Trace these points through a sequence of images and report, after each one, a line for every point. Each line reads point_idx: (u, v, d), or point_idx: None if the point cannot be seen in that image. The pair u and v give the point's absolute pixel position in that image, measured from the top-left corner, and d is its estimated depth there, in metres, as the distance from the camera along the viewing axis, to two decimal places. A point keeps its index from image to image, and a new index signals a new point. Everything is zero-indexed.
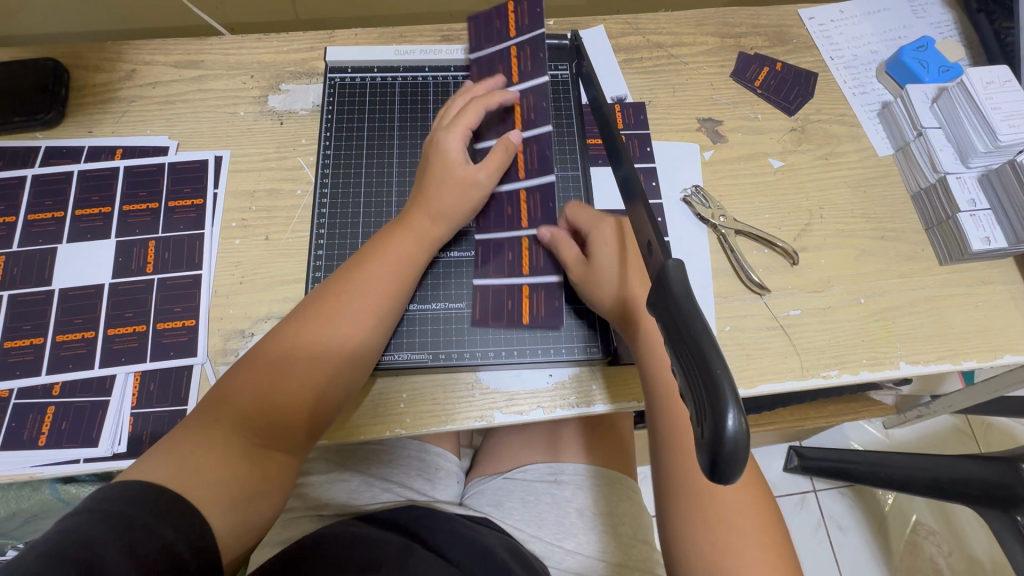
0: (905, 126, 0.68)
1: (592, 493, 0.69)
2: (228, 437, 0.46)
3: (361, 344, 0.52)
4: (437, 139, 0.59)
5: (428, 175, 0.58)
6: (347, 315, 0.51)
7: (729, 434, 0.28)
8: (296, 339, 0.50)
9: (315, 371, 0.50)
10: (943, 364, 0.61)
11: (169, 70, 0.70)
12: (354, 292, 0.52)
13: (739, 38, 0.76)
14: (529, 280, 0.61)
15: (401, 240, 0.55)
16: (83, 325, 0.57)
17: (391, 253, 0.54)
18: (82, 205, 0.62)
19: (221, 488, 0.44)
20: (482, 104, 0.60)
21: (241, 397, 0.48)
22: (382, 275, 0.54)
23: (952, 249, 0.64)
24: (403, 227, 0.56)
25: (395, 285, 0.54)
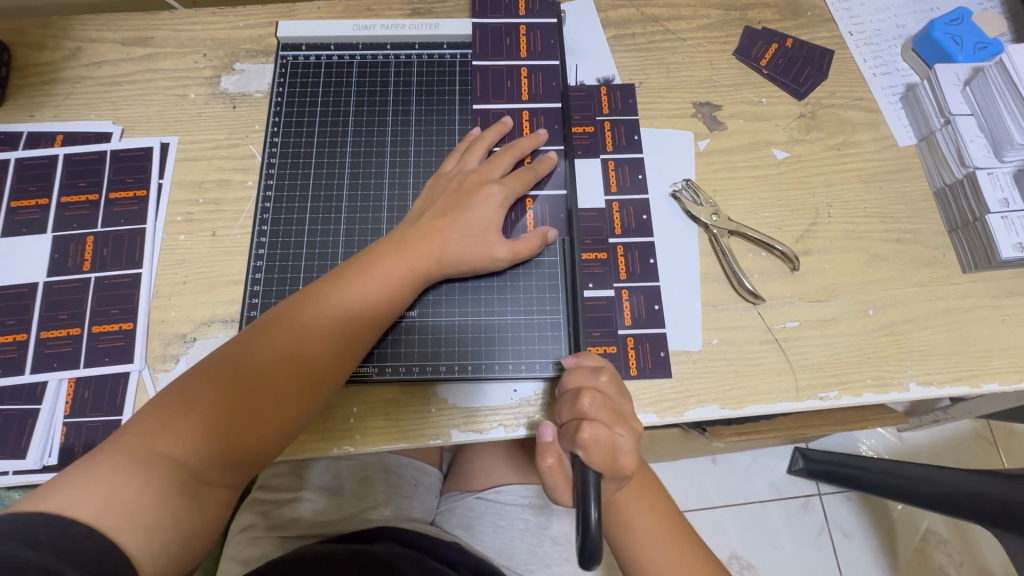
0: (932, 112, 0.60)
1: (569, 519, 0.65)
2: (164, 464, 0.41)
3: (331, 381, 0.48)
4: (484, 187, 0.53)
5: (446, 209, 0.52)
6: (329, 352, 0.47)
7: None
8: (263, 364, 0.46)
9: (271, 407, 0.45)
10: (960, 386, 0.54)
11: (117, 48, 0.65)
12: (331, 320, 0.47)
13: (745, 11, 0.67)
14: (494, 289, 0.55)
15: (391, 262, 0.50)
16: (14, 327, 0.53)
17: (380, 281, 0.49)
18: (18, 195, 0.58)
19: (150, 523, 0.40)
20: (533, 172, 0.55)
21: (189, 422, 0.43)
22: (371, 309, 0.49)
23: (977, 255, 0.56)
24: (395, 248, 0.51)
25: (374, 316, 0.49)
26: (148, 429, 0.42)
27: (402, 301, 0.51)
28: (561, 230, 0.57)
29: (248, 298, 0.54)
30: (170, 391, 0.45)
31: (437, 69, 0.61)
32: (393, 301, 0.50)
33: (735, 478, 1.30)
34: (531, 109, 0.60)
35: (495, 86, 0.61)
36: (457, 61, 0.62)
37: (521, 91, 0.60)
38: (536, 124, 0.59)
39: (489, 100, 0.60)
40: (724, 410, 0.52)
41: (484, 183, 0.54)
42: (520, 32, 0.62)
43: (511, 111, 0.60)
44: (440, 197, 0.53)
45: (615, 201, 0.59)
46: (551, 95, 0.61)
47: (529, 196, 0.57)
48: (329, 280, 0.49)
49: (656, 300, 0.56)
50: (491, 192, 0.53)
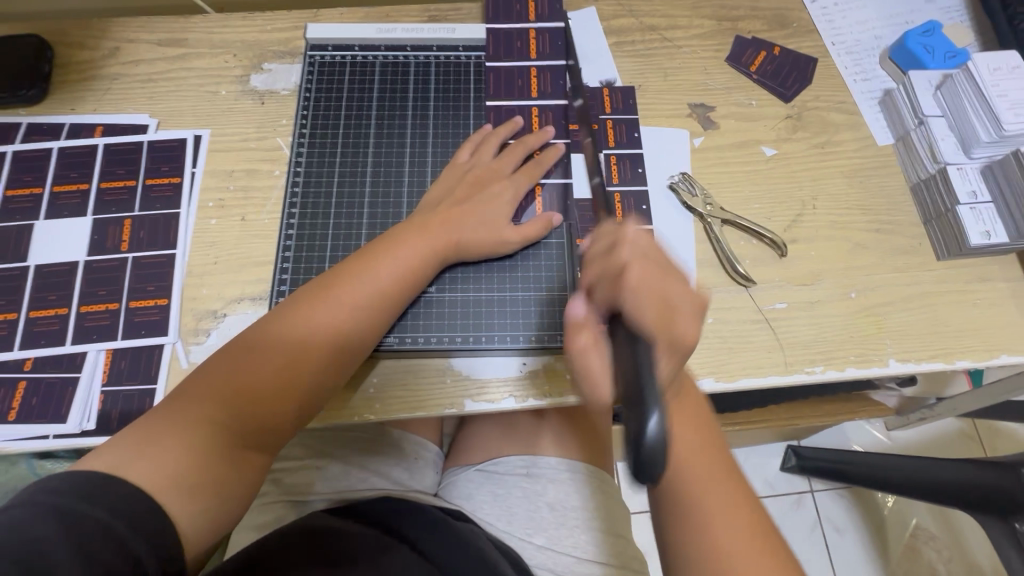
0: (907, 114, 0.65)
1: (566, 486, 0.69)
2: (209, 429, 0.45)
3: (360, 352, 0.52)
4: (498, 180, 0.59)
5: (463, 199, 0.57)
6: (358, 325, 0.51)
7: None
8: (297, 335, 0.49)
9: (307, 374, 0.49)
10: (936, 363, 0.58)
11: (152, 48, 0.69)
12: (361, 295, 0.51)
13: (736, 22, 0.73)
14: (502, 268, 0.59)
15: (415, 244, 0.54)
16: (56, 302, 0.57)
17: (405, 260, 0.53)
18: (60, 181, 0.62)
19: (195, 485, 0.43)
20: (540, 167, 0.61)
21: (231, 388, 0.46)
22: (397, 286, 0.53)
23: (949, 243, 0.61)
24: (417, 231, 0.55)
25: (400, 293, 0.53)
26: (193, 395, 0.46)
27: (424, 280, 0.55)
28: (566, 216, 0.61)
29: (278, 276, 0.58)
30: (210, 362, 0.48)
31: (453, 70, 0.66)
32: (416, 279, 0.54)
33: None
34: (539, 106, 0.65)
35: (507, 83, 0.65)
36: (471, 63, 0.67)
37: (530, 89, 0.65)
38: (545, 120, 0.64)
39: (500, 95, 0.65)
40: (718, 383, 0.57)
41: (497, 176, 0.59)
42: (529, 34, 0.67)
43: (522, 108, 0.65)
44: (457, 188, 0.58)
45: (617, 192, 0.64)
46: (558, 93, 0.65)
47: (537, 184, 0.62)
48: (357, 260, 0.53)
49: None
50: (504, 185, 0.59)
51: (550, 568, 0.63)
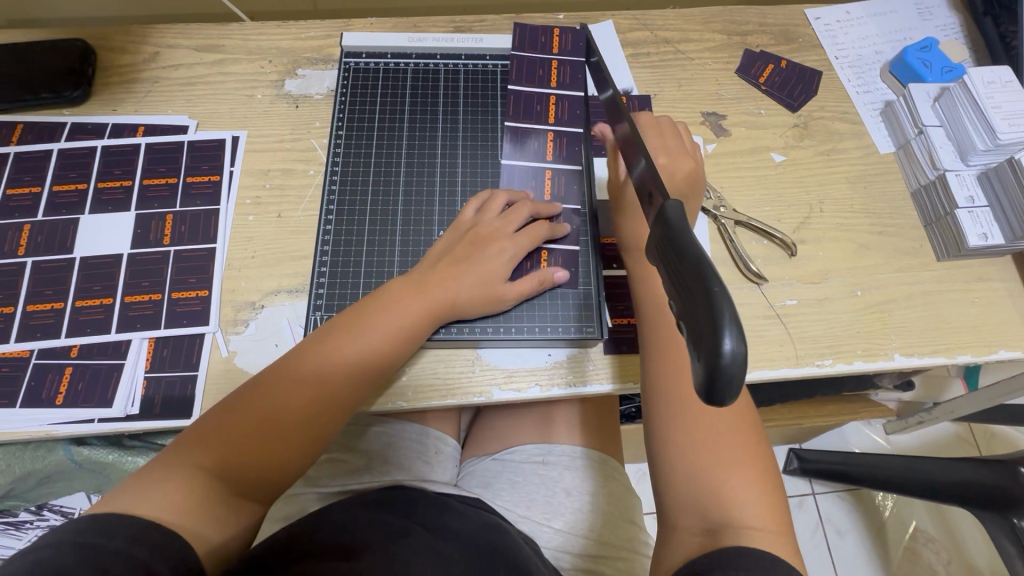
0: (907, 124, 0.69)
1: (579, 474, 0.72)
2: (207, 475, 0.47)
3: (351, 406, 0.53)
4: (497, 239, 0.58)
5: (461, 257, 0.57)
6: (350, 382, 0.52)
7: (725, 355, 0.27)
8: (293, 391, 0.51)
9: (298, 430, 0.51)
10: (937, 358, 0.62)
11: (191, 53, 0.73)
12: (352, 358, 0.52)
13: (745, 36, 0.77)
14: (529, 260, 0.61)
15: (410, 303, 0.55)
16: (101, 292, 0.59)
17: (399, 319, 0.54)
18: (104, 178, 0.64)
19: (196, 522, 0.45)
20: (545, 231, 0.59)
21: (224, 443, 0.48)
22: (389, 345, 0.54)
23: (949, 244, 0.64)
24: (413, 289, 0.55)
25: (391, 353, 0.54)
26: (195, 443, 0.48)
27: (417, 339, 0.55)
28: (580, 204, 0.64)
29: (318, 267, 0.61)
30: (213, 412, 0.50)
31: (482, 77, 0.70)
32: (410, 340, 0.55)
33: None
34: (558, 95, 0.68)
35: (523, 135, 0.66)
36: (498, 70, 0.70)
37: (545, 152, 0.66)
38: (562, 108, 0.68)
39: (523, 83, 0.68)
40: None
41: (497, 235, 0.58)
42: (553, 33, 0.71)
43: (537, 169, 0.65)
44: (457, 244, 0.58)
45: None
46: (575, 121, 0.67)
47: (547, 168, 0.65)
48: (354, 315, 0.54)
49: None
50: (503, 247, 0.58)
51: (565, 550, 0.67)
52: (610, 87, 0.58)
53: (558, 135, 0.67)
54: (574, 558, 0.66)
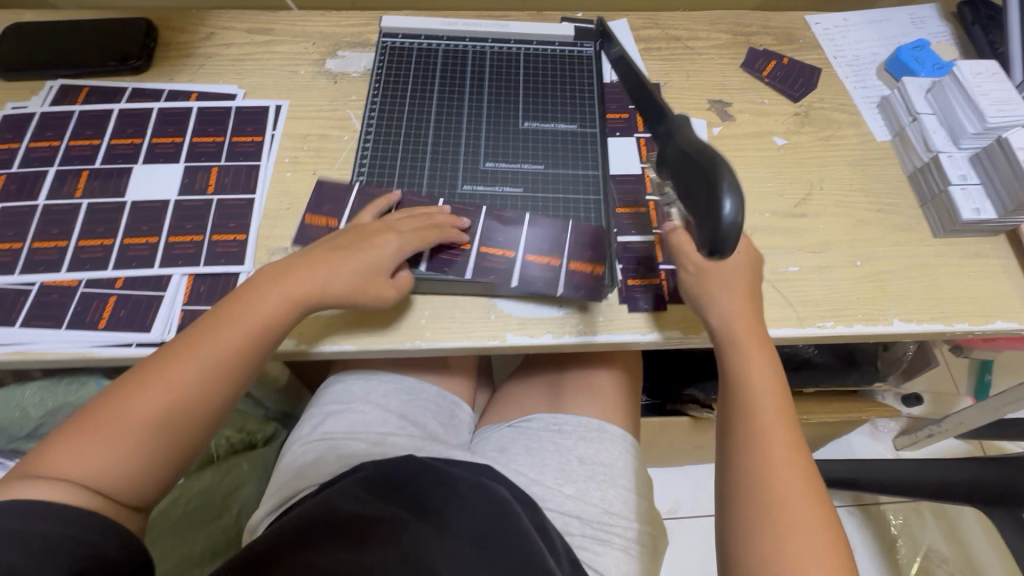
0: (902, 113, 0.74)
1: (594, 443, 0.73)
2: (75, 476, 0.46)
3: (214, 401, 0.52)
4: (381, 233, 0.59)
5: (342, 248, 0.58)
6: (209, 374, 0.52)
7: (729, 215, 0.40)
8: (185, 376, 0.51)
9: (183, 409, 0.51)
10: (937, 324, 0.64)
11: (243, 34, 0.80)
12: (232, 342, 0.53)
13: (750, 37, 0.84)
14: (551, 214, 0.65)
15: (272, 295, 0.55)
16: (148, 232, 0.64)
17: (266, 310, 0.55)
18: (158, 135, 0.70)
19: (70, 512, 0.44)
20: (438, 232, 0.60)
21: (96, 443, 0.48)
22: (257, 335, 0.54)
23: (944, 220, 0.68)
24: (276, 284, 0.56)
25: (266, 339, 0.55)
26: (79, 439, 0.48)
27: (286, 327, 0.56)
28: (597, 168, 0.68)
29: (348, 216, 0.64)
30: (76, 418, 0.49)
31: (506, 58, 0.75)
32: (275, 330, 0.55)
33: None
34: (577, 77, 0.74)
35: (543, 111, 0.71)
36: (521, 53, 0.75)
37: (564, 124, 0.70)
38: (580, 87, 0.73)
39: (543, 67, 0.74)
40: None
41: (383, 230, 0.59)
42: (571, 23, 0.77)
43: (559, 139, 0.70)
44: (338, 242, 0.59)
45: (648, 169, 0.71)
46: (591, 99, 0.72)
47: (568, 136, 0.70)
48: (220, 312, 0.55)
49: None
50: (385, 237, 0.58)
51: (576, 516, 0.68)
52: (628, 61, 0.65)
53: (577, 110, 0.72)
54: (583, 524, 0.67)
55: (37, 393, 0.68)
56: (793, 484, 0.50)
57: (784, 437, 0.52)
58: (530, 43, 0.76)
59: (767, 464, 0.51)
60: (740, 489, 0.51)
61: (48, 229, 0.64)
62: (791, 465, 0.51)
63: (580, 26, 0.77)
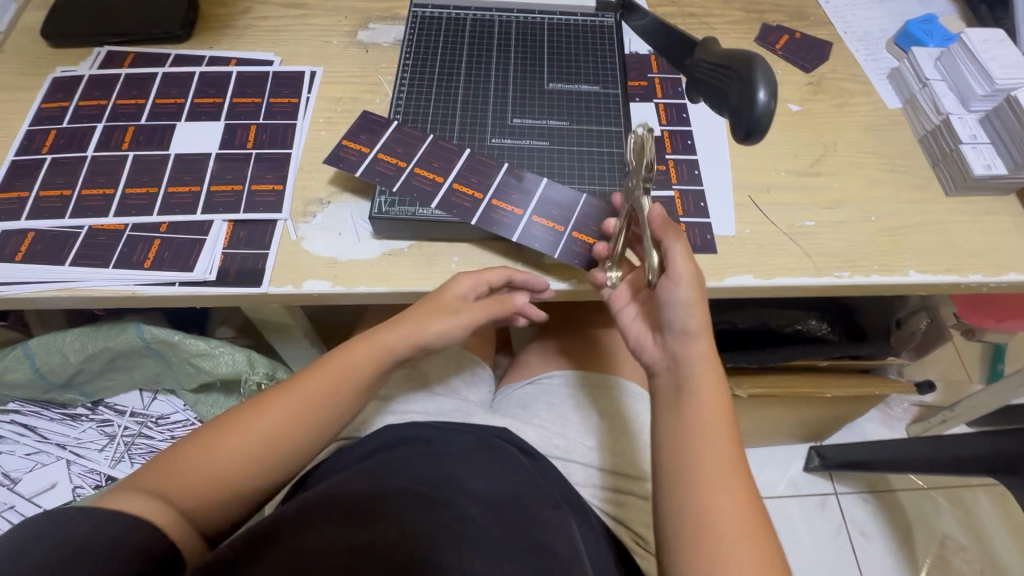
0: (912, 80, 0.77)
1: (615, 399, 0.74)
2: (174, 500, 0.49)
3: (295, 443, 0.55)
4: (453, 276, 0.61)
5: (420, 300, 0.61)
6: (299, 419, 0.55)
7: (761, 103, 0.48)
8: (274, 423, 0.54)
9: (279, 456, 0.54)
10: (951, 276, 0.65)
11: (279, 8, 0.84)
12: (322, 391, 0.57)
13: (763, 13, 0.87)
14: (576, 165, 0.67)
15: (360, 348, 0.59)
16: (191, 182, 0.67)
17: (352, 359, 0.59)
18: (200, 95, 0.74)
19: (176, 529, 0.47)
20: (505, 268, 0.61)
21: (199, 480, 0.51)
22: (343, 383, 0.58)
23: (956, 179, 0.70)
24: (365, 338, 0.60)
25: (351, 387, 0.58)
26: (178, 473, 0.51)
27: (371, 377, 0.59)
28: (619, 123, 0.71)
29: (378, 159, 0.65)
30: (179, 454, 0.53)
31: (530, 28, 0.79)
32: (361, 380, 0.58)
33: (751, 470, 1.32)
34: (598, 43, 0.77)
35: (566, 73, 0.74)
36: (545, 23, 0.79)
37: (587, 85, 0.74)
38: (602, 53, 0.76)
39: (565, 35, 0.78)
40: (754, 278, 0.64)
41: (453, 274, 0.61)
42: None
43: (582, 98, 0.73)
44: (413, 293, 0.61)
45: (667, 131, 0.74)
46: (613, 63, 0.76)
47: (591, 95, 0.73)
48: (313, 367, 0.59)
49: (701, 200, 0.69)
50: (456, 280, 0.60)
51: (597, 466, 0.69)
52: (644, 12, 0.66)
53: (599, 72, 0.75)
54: (605, 474, 0.68)
55: (77, 339, 0.71)
56: (737, 515, 0.46)
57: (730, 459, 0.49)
58: (553, 14, 0.80)
59: (710, 487, 0.47)
60: (680, 511, 0.47)
61: (97, 178, 0.67)
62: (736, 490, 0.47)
63: None
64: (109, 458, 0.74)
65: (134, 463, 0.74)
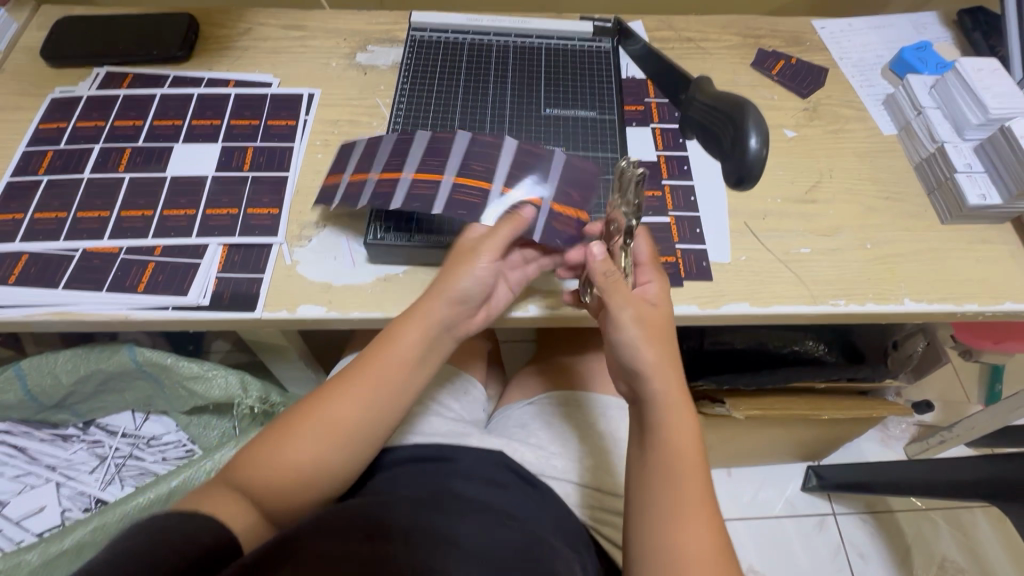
0: (907, 108, 0.77)
1: (613, 418, 0.73)
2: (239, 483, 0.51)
3: (353, 433, 0.53)
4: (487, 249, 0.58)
5: (454, 267, 0.58)
6: (354, 405, 0.54)
7: (752, 154, 0.49)
8: (337, 411, 0.53)
9: (336, 446, 0.53)
10: (947, 305, 0.65)
11: (279, 30, 0.85)
12: (373, 375, 0.55)
13: (759, 39, 0.88)
14: None
15: (409, 323, 0.56)
16: (186, 205, 0.67)
17: (398, 340, 0.56)
18: (198, 117, 0.74)
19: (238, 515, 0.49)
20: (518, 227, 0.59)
21: (264, 467, 0.52)
22: (390, 363, 0.55)
23: (951, 207, 0.70)
24: (409, 313, 0.57)
25: (401, 369, 0.56)
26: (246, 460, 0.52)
27: (418, 359, 0.57)
28: (615, 149, 0.71)
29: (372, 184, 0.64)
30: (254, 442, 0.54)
31: (528, 52, 0.79)
32: (408, 361, 0.56)
33: (749, 489, 1.31)
34: (595, 68, 0.78)
35: (564, 98, 0.75)
36: (543, 47, 0.80)
37: (583, 109, 0.74)
38: (599, 78, 0.77)
39: (563, 60, 0.79)
40: (750, 306, 0.64)
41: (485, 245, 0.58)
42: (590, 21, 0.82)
43: (579, 122, 0.73)
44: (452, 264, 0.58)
45: (664, 156, 0.75)
46: (610, 88, 0.76)
47: (587, 121, 0.73)
48: (369, 348, 0.57)
49: (697, 226, 0.69)
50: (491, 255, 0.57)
51: (597, 486, 0.67)
52: (642, 44, 0.69)
53: (596, 97, 0.75)
54: (604, 495, 0.66)
55: (68, 360, 0.70)
56: (700, 537, 0.47)
57: (694, 481, 0.50)
58: (550, 39, 0.81)
59: (673, 510, 0.49)
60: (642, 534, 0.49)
61: (92, 200, 0.67)
62: (699, 511, 0.49)
63: (598, 24, 0.81)
64: (99, 481, 0.74)
65: (124, 486, 0.74)
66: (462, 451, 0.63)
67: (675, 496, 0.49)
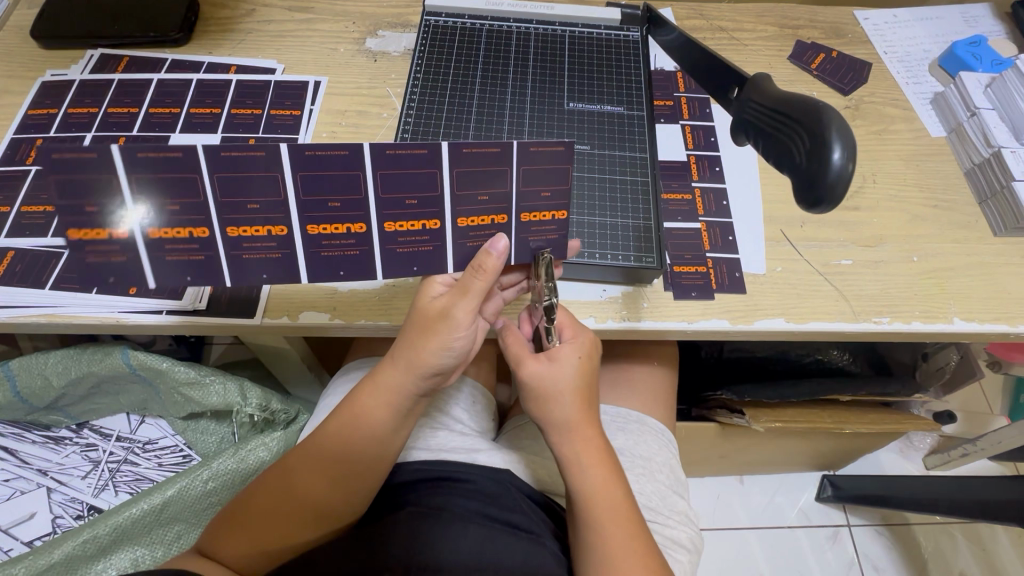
0: (959, 108, 0.72)
1: (630, 437, 0.69)
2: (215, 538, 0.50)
3: (320, 501, 0.51)
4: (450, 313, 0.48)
5: (417, 331, 0.49)
6: (322, 473, 0.51)
7: (835, 168, 0.44)
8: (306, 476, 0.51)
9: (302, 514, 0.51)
10: (1000, 325, 0.60)
11: (284, 11, 0.79)
12: (340, 445, 0.51)
13: (796, 29, 0.82)
14: (597, 193, 0.62)
15: (372, 394, 0.51)
16: None
17: (364, 412, 0.51)
18: (197, 105, 0.69)
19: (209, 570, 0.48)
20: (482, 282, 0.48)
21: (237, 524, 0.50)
22: (356, 437, 0.51)
23: (1006, 218, 0.65)
24: (374, 382, 0.51)
25: (367, 440, 0.51)
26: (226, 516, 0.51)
27: (383, 431, 0.51)
28: (644, 147, 0.66)
29: None
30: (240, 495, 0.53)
31: (550, 40, 0.74)
32: (372, 435, 0.51)
33: (761, 498, 1.26)
34: (623, 59, 0.72)
35: (588, 91, 0.70)
36: (566, 35, 0.74)
37: (609, 104, 0.69)
38: (627, 69, 0.72)
39: (588, 50, 0.73)
40: (787, 322, 0.59)
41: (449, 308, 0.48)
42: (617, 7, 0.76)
43: (604, 117, 0.68)
44: (416, 330, 0.49)
45: (694, 156, 0.69)
46: (638, 81, 0.71)
47: (613, 115, 0.68)
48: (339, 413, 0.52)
49: (729, 233, 0.64)
50: (461, 322, 0.48)
51: None
52: (677, 32, 0.64)
53: (623, 91, 0.70)
54: None
55: (59, 362, 0.67)
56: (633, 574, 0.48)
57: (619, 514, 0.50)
58: (573, 27, 0.75)
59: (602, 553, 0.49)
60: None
61: None
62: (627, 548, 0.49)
63: (626, 11, 0.76)
64: (92, 487, 0.70)
65: (118, 492, 0.70)
66: (466, 469, 0.57)
67: (603, 535, 0.50)
